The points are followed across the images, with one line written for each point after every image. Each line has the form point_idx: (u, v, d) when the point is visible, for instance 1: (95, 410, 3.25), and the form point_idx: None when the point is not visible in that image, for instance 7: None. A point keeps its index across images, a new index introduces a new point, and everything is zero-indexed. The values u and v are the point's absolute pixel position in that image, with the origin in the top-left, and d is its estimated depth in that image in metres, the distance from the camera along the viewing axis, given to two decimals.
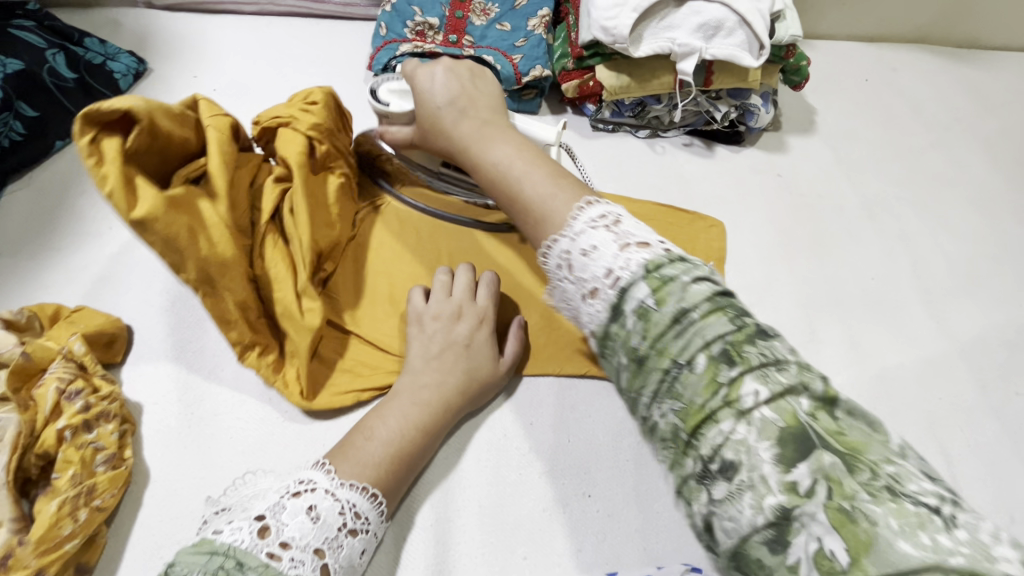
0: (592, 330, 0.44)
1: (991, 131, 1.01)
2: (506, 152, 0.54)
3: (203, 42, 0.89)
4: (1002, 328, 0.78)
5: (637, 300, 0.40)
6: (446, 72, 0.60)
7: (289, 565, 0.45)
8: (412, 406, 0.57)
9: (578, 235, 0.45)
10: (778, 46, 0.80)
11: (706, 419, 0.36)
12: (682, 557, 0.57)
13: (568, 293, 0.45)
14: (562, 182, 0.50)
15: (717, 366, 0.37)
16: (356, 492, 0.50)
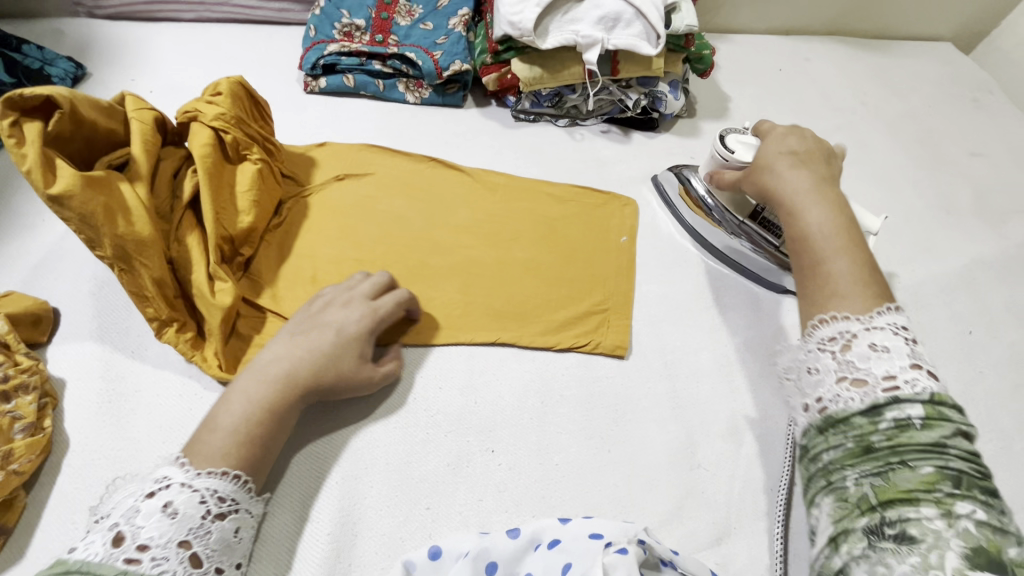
0: (826, 406, 0.51)
1: (895, 112, 1.08)
2: (802, 180, 0.63)
3: (142, 47, 0.94)
4: (893, 290, 0.83)
5: (907, 414, 0.46)
6: (802, 136, 0.69)
7: (151, 564, 0.46)
8: (257, 386, 0.57)
9: (873, 329, 0.51)
10: (676, 35, 0.85)
11: (908, 500, 0.42)
12: (579, 504, 0.61)
13: (818, 376, 0.52)
14: (875, 287, 0.55)
15: (942, 480, 0.42)
16: (216, 477, 0.51)
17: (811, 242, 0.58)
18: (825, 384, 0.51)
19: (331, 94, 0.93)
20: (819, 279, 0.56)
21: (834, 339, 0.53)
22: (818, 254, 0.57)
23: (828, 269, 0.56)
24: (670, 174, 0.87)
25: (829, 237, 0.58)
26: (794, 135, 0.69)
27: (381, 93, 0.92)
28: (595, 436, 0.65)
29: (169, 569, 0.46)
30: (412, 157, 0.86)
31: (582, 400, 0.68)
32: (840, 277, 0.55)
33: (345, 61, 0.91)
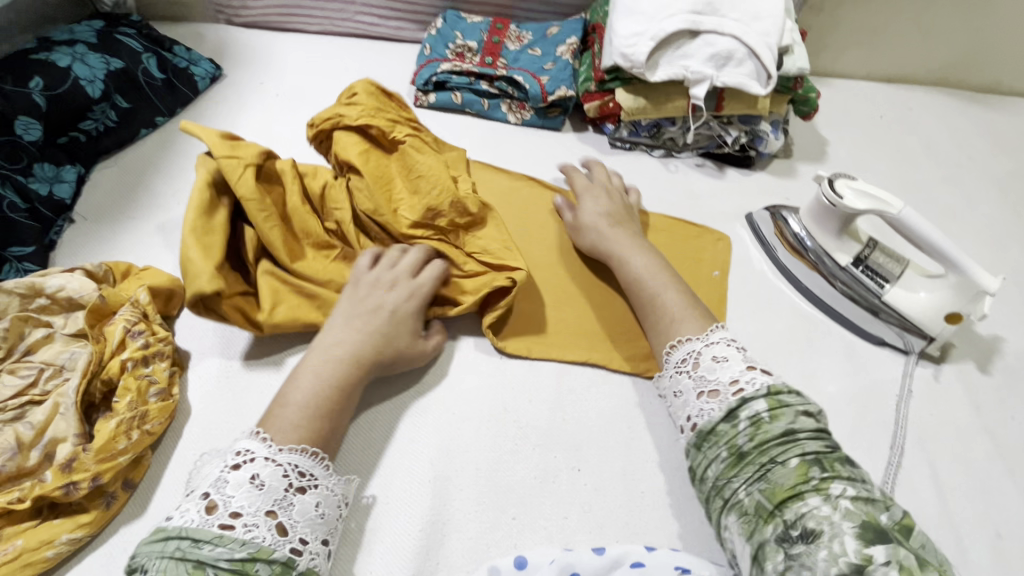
0: (695, 423, 0.58)
1: (1004, 170, 1.04)
2: (604, 220, 0.77)
3: (271, 54, 1.02)
4: (1004, 354, 0.79)
5: (755, 410, 0.55)
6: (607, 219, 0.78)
7: (244, 530, 0.50)
8: (327, 368, 0.61)
9: (710, 344, 0.62)
10: (786, 77, 0.86)
11: (795, 496, 0.49)
12: (663, 535, 0.60)
13: (683, 398, 0.60)
14: (695, 312, 0.67)
15: (809, 467, 0.50)
16: (296, 454, 0.54)
17: (642, 287, 0.71)
18: (696, 406, 0.58)
19: (437, 109, 0.98)
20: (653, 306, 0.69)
21: (685, 363, 0.62)
22: (653, 292, 0.70)
23: (661, 299, 0.69)
24: (766, 213, 0.87)
25: (650, 277, 0.71)
26: (594, 195, 0.80)
27: (485, 111, 0.97)
28: (682, 468, 0.65)
29: (259, 535, 0.50)
30: (510, 174, 0.89)
31: (670, 430, 0.67)
32: (672, 307, 0.67)
33: (455, 80, 0.96)
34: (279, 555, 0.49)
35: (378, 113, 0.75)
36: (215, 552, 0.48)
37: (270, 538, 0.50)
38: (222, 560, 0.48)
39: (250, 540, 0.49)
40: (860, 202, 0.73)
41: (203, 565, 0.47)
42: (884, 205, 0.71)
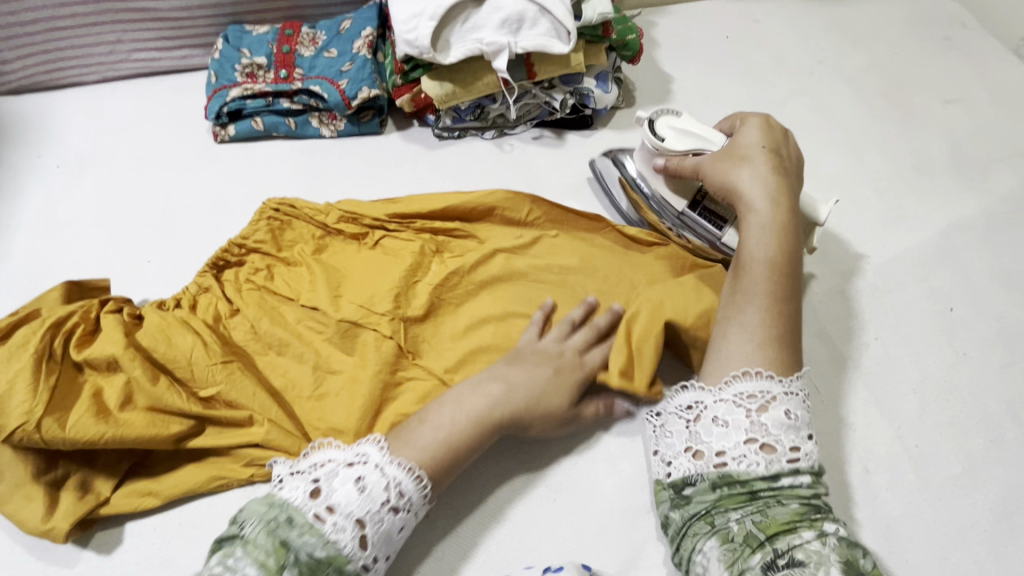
0: (727, 462, 0.54)
1: (857, 66, 0.99)
2: (766, 196, 0.62)
3: (46, 119, 0.90)
4: (866, 270, 0.76)
5: (797, 479, 0.52)
6: (768, 180, 0.63)
7: (332, 528, 0.50)
8: (468, 399, 0.58)
9: (791, 393, 0.55)
10: (591, 26, 0.79)
11: (789, 530, 0.49)
12: (522, 563, 0.57)
13: (724, 429, 0.55)
14: (778, 323, 0.58)
15: (810, 511, 0.51)
16: (403, 470, 0.53)
17: (756, 268, 0.59)
18: (729, 439, 0.54)
19: (243, 140, 0.88)
20: (774, 315, 0.58)
21: (754, 396, 0.55)
22: (772, 301, 0.58)
23: (785, 308, 0.58)
24: (606, 160, 0.81)
25: (788, 267, 0.60)
26: (765, 130, 0.67)
27: (294, 131, 0.87)
28: (538, 485, 0.61)
29: (342, 539, 0.50)
30: (331, 232, 0.76)
31: (523, 446, 0.64)
32: (786, 320, 0.58)
33: (251, 105, 0.86)
34: (350, 566, 0.50)
35: (228, 250, 0.73)
36: (300, 539, 0.49)
37: (349, 547, 0.50)
38: (304, 551, 0.49)
39: (333, 540, 0.50)
40: (681, 143, 0.71)
41: (288, 548, 0.49)
42: (704, 143, 0.70)
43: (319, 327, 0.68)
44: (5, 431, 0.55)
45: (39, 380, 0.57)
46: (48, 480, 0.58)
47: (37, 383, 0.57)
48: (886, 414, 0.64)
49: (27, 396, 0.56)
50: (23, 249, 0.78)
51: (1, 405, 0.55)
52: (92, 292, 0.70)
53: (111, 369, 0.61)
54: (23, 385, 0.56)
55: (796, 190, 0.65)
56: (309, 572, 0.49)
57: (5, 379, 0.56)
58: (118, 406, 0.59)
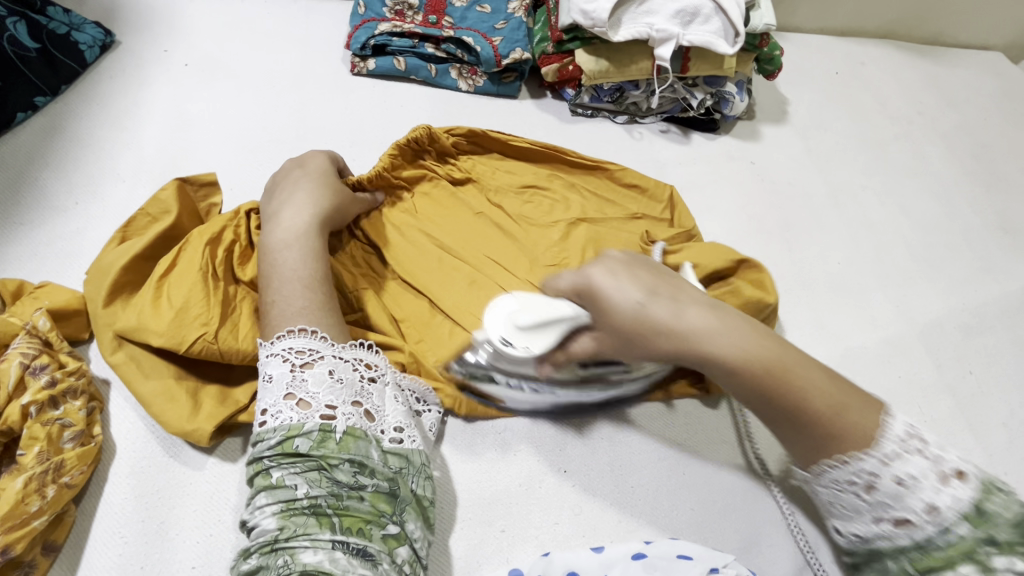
0: (874, 542, 0.51)
1: (952, 123, 1.05)
2: (698, 322, 0.52)
3: (172, 14, 0.87)
4: (960, 310, 0.82)
5: (958, 534, 0.47)
6: (637, 298, 0.53)
7: (273, 419, 0.50)
8: (292, 243, 0.58)
9: (888, 460, 0.49)
10: (752, 35, 0.83)
11: (946, 565, 0.47)
12: (656, 528, 0.59)
13: (868, 501, 0.50)
14: (837, 380, 0.52)
15: (979, 544, 0.47)
16: (293, 337, 0.53)
17: (730, 381, 0.52)
18: (858, 521, 0.51)
19: (378, 77, 0.87)
20: (803, 425, 0.51)
21: (853, 480, 0.50)
22: (704, 351, 0.52)
23: (781, 401, 0.51)
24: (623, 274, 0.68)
25: (760, 371, 0.51)
26: (620, 280, 0.54)
27: (433, 78, 0.86)
28: (667, 456, 0.63)
29: (287, 416, 0.50)
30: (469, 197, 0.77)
31: (652, 419, 0.66)
32: (806, 384, 0.51)
33: (397, 43, 0.85)
34: (310, 427, 0.50)
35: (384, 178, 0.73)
36: (257, 448, 0.50)
37: (296, 416, 0.50)
38: (264, 448, 0.49)
39: (281, 425, 0.50)
40: (541, 340, 0.58)
41: (257, 459, 0.49)
42: (564, 323, 0.57)
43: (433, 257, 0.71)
44: (184, 342, 0.55)
45: (212, 295, 0.58)
46: (189, 382, 0.57)
47: (211, 297, 0.58)
48: (980, 442, 0.70)
49: (203, 308, 0.57)
50: (150, 141, 0.74)
51: (180, 314, 0.56)
52: (200, 189, 0.67)
53: None
54: (197, 301, 0.57)
55: (624, 262, 0.56)
56: (283, 454, 0.49)
57: (181, 292, 0.57)
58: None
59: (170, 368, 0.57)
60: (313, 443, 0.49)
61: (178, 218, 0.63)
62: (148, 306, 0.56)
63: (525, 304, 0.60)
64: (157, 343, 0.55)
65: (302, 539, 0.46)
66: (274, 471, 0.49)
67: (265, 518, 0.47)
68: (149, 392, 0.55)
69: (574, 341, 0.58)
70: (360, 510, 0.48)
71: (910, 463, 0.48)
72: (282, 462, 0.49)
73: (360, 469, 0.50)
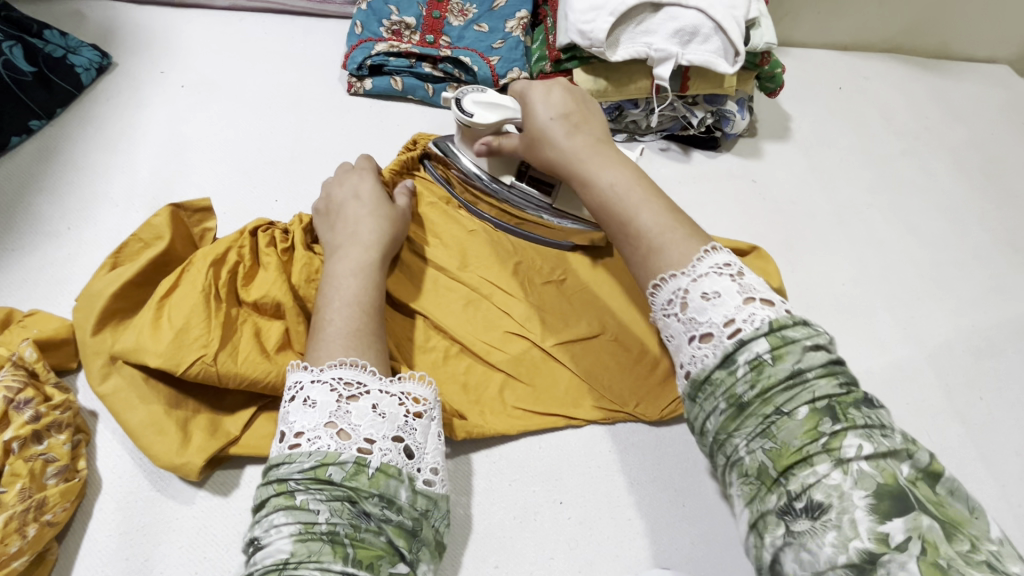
0: (688, 371, 0.47)
1: (959, 138, 1.04)
2: (580, 144, 0.59)
3: (170, 35, 0.87)
4: (969, 332, 0.79)
5: (757, 353, 0.43)
6: (553, 91, 0.63)
7: (309, 443, 0.48)
8: (349, 275, 0.59)
9: (699, 278, 0.48)
10: (752, 53, 0.81)
11: (803, 461, 0.39)
12: (655, 564, 0.57)
13: (710, 305, 0.46)
14: (676, 217, 0.53)
15: (821, 418, 0.40)
16: (345, 367, 0.51)
17: (601, 206, 0.56)
18: (689, 353, 0.47)
19: (375, 97, 0.86)
20: (632, 237, 0.53)
21: (692, 330, 0.47)
22: (588, 176, 0.57)
23: (607, 197, 0.56)
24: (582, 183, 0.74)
25: (625, 190, 0.55)
26: (546, 100, 0.63)
27: (429, 98, 0.85)
28: (667, 488, 0.62)
29: (324, 443, 0.48)
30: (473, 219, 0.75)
31: (653, 448, 0.64)
32: (641, 221, 0.53)
33: (394, 62, 0.84)
34: (346, 458, 0.47)
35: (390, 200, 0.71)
36: (287, 469, 0.47)
37: (334, 444, 0.48)
38: (295, 470, 0.47)
39: (316, 450, 0.48)
40: (488, 114, 0.68)
41: (284, 479, 0.47)
42: (506, 112, 0.68)
43: (439, 284, 0.70)
44: (181, 365, 0.54)
45: (213, 316, 0.57)
46: (181, 411, 0.56)
47: (211, 319, 0.57)
48: (991, 472, 0.68)
49: (204, 330, 0.56)
50: (144, 163, 0.74)
51: (180, 335, 0.55)
52: (194, 215, 0.66)
53: (275, 313, 0.61)
54: (197, 322, 0.56)
55: (596, 123, 0.62)
56: (313, 480, 0.46)
57: (181, 313, 0.56)
58: (277, 347, 0.59)
59: (163, 395, 0.56)
60: (346, 475, 0.47)
61: (171, 242, 0.63)
62: (147, 328, 0.56)
63: (488, 94, 0.69)
64: (156, 365, 0.54)
65: (313, 566, 0.43)
66: (298, 495, 0.46)
67: (280, 538, 0.45)
68: (142, 418, 0.54)
69: (506, 136, 0.68)
70: (375, 544, 0.45)
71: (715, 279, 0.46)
72: (309, 488, 0.46)
73: (388, 504, 0.47)
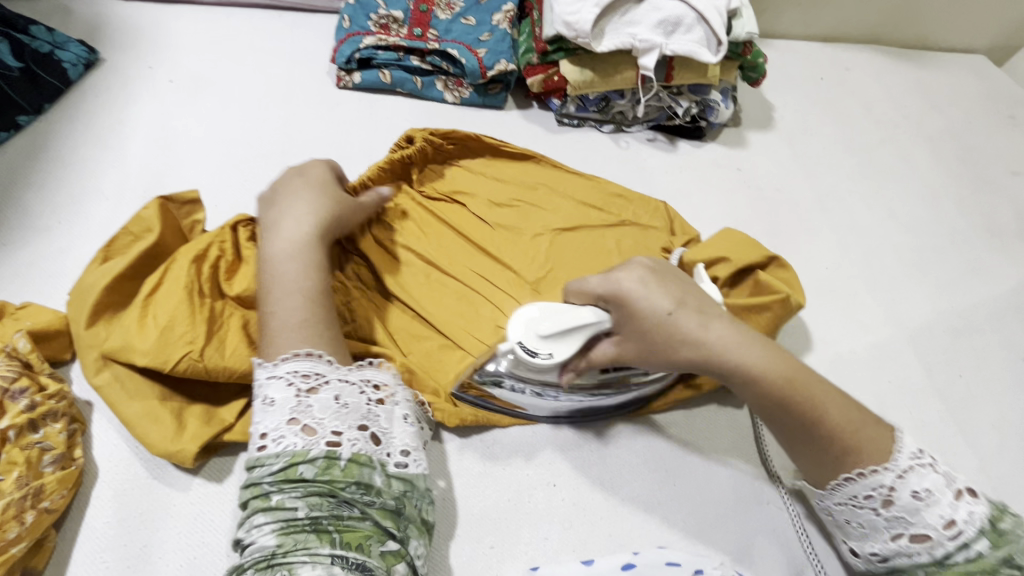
0: (890, 558, 0.52)
1: (937, 125, 1.06)
2: (723, 333, 0.54)
3: (157, 31, 0.87)
4: (949, 313, 0.82)
5: (977, 550, 0.49)
6: (664, 296, 0.56)
7: (274, 443, 0.48)
8: (289, 260, 0.56)
9: (904, 474, 0.50)
10: (735, 43, 0.83)
11: (993, 574, 0.48)
12: (647, 541, 0.59)
13: (863, 529, 0.53)
14: (846, 404, 0.53)
15: (997, 562, 0.48)
16: (299, 360, 0.51)
17: (784, 411, 0.53)
18: (875, 538, 0.52)
19: (364, 90, 0.87)
20: (797, 410, 0.52)
21: (871, 495, 0.51)
22: (747, 375, 0.53)
23: (819, 430, 0.52)
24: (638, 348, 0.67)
25: (804, 377, 0.53)
26: (658, 287, 0.56)
27: (419, 90, 0.87)
28: (657, 467, 0.63)
29: (290, 442, 0.48)
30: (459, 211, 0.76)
31: (643, 428, 0.66)
32: (825, 408, 0.52)
33: (382, 56, 0.85)
34: (314, 453, 0.48)
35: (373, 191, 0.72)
36: (256, 472, 0.48)
37: (300, 441, 0.48)
38: (264, 473, 0.47)
39: (282, 450, 0.48)
40: (563, 346, 0.59)
41: (255, 482, 0.47)
42: (589, 328, 0.58)
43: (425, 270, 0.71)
44: (169, 362, 0.54)
45: (198, 312, 0.57)
46: (174, 401, 0.56)
47: (196, 315, 0.57)
48: (971, 446, 0.70)
49: (189, 327, 0.56)
50: (135, 158, 0.74)
51: (166, 333, 0.55)
52: (183, 207, 0.67)
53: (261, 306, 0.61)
54: (182, 317, 0.56)
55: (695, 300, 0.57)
56: (283, 479, 0.47)
57: (166, 309, 0.56)
58: None
59: (155, 388, 0.56)
60: (316, 469, 0.48)
61: (160, 235, 0.63)
62: (135, 325, 0.56)
63: (545, 313, 0.60)
64: (144, 363, 0.54)
65: (301, 554, 0.44)
66: (273, 496, 0.47)
67: (263, 537, 0.46)
68: (135, 413, 0.55)
69: (594, 347, 0.60)
70: (361, 527, 0.47)
71: (927, 478, 0.50)
72: (282, 487, 0.47)
73: (365, 490, 0.48)
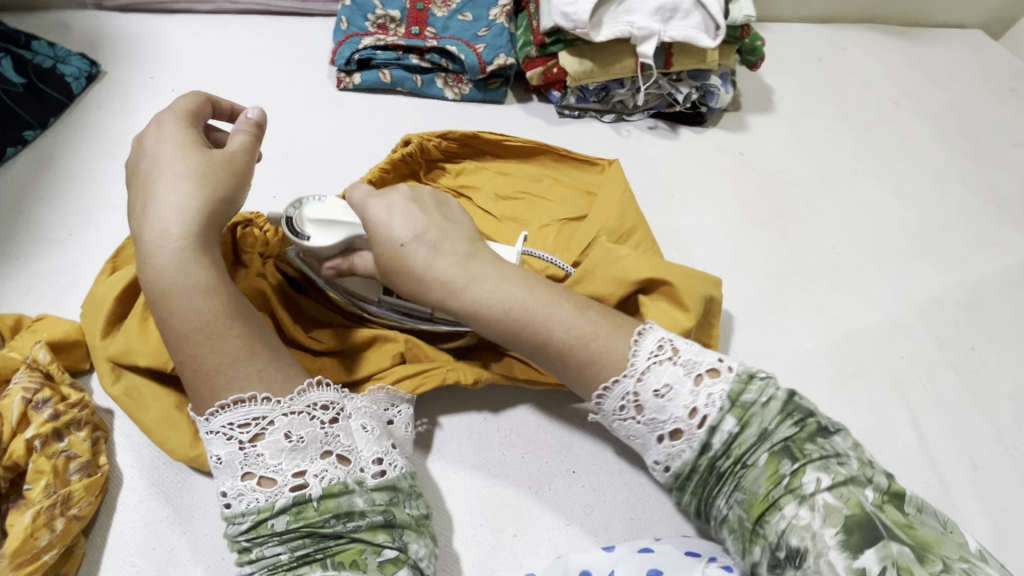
0: (671, 466, 0.51)
1: (938, 101, 1.06)
2: (527, 285, 0.54)
3: (157, 41, 0.87)
4: (958, 286, 0.82)
5: (726, 431, 0.49)
6: (401, 218, 0.56)
7: (240, 500, 0.48)
8: (177, 294, 0.49)
9: (644, 375, 0.51)
10: (733, 27, 0.83)
11: (771, 507, 0.47)
12: (668, 524, 0.59)
13: (642, 435, 0.52)
14: (628, 326, 0.54)
15: (781, 462, 0.47)
16: (233, 413, 0.48)
17: (593, 355, 0.53)
18: (655, 447, 0.52)
19: (365, 91, 0.87)
20: (633, 367, 0.52)
21: (628, 404, 0.52)
22: (538, 321, 0.53)
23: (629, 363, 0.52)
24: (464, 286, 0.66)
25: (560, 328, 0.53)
26: (404, 219, 0.55)
27: (419, 89, 0.87)
28: None
29: (252, 497, 0.47)
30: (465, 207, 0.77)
31: None
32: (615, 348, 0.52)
33: (381, 56, 0.85)
34: (281, 501, 0.47)
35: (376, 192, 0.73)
36: (229, 530, 0.48)
37: (261, 494, 0.47)
38: (236, 531, 0.47)
39: (247, 507, 0.47)
40: (330, 235, 0.59)
41: (233, 540, 0.47)
42: (349, 230, 0.59)
43: None
44: (173, 363, 0.55)
45: None
46: (192, 406, 0.57)
47: None
48: (986, 417, 0.70)
49: None
50: None
51: None
52: None
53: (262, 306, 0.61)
54: None
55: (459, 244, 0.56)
56: (257, 532, 0.47)
57: None
58: None
59: (171, 395, 0.56)
60: (288, 513, 0.47)
61: None
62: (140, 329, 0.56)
63: (328, 204, 0.62)
64: (150, 365, 0.55)
65: None
66: (253, 546, 0.47)
67: None
68: (149, 418, 0.55)
69: (416, 274, 0.58)
70: (347, 544, 0.47)
71: (662, 373, 0.50)
72: (257, 539, 0.47)
73: (341, 514, 0.48)
